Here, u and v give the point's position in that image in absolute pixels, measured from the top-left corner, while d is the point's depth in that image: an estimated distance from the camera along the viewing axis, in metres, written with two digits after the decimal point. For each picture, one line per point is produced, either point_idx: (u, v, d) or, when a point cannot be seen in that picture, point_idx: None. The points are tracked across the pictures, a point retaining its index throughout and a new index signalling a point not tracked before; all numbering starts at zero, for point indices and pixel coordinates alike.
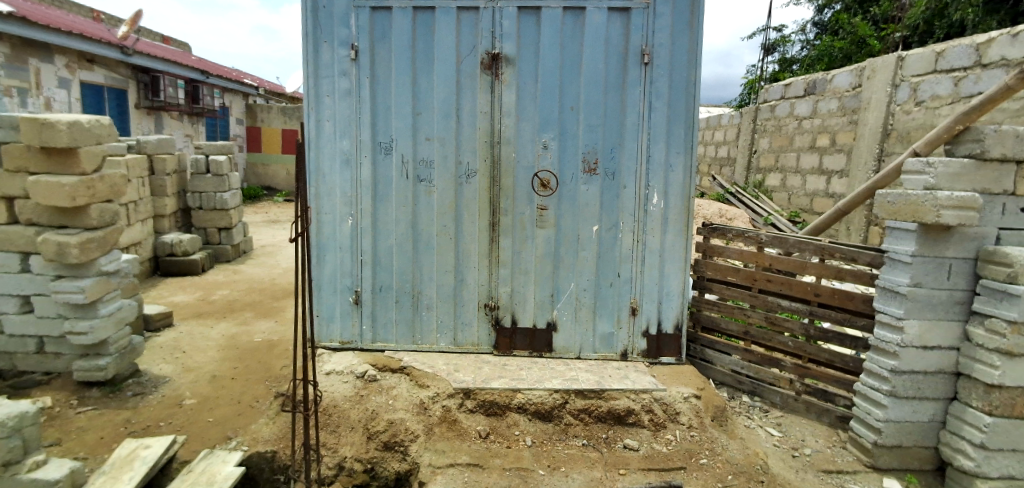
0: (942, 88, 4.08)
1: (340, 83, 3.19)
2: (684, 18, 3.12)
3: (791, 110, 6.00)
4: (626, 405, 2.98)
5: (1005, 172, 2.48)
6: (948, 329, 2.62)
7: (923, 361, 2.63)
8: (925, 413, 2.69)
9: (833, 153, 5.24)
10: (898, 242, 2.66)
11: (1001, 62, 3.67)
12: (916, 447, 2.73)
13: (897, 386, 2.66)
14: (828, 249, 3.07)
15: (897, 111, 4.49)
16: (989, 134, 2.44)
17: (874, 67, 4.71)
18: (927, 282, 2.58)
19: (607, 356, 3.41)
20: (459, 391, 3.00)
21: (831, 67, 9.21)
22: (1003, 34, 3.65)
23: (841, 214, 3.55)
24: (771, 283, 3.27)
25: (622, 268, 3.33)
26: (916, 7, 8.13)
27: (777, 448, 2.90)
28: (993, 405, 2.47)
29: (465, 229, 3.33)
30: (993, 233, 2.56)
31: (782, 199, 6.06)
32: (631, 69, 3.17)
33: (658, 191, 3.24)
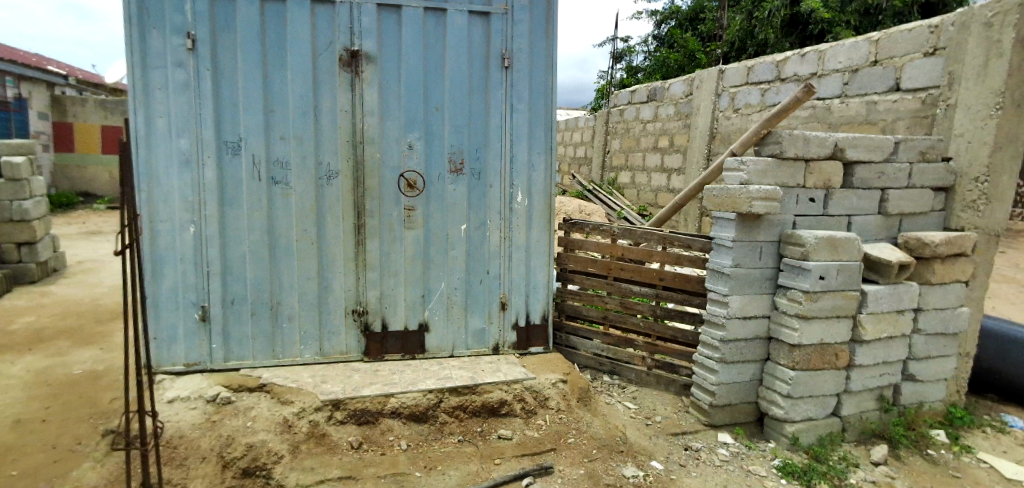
0: (752, 98, 4.77)
1: (176, 74, 2.85)
2: (541, 25, 3.31)
3: (636, 114, 6.62)
4: (499, 397, 3.07)
5: (797, 169, 2.99)
6: (762, 302, 3.09)
7: (744, 329, 3.08)
8: (747, 373, 3.16)
9: (672, 153, 5.88)
10: (722, 230, 3.07)
11: (794, 77, 4.37)
12: (741, 403, 3.20)
13: (726, 353, 3.08)
14: (669, 238, 3.44)
15: (720, 116, 5.17)
16: (785, 137, 2.90)
17: (701, 78, 5.38)
18: (745, 263, 3.02)
19: (480, 352, 3.48)
20: (327, 403, 2.85)
21: (668, 76, 10.29)
22: (794, 54, 4.36)
23: (679, 208, 3.99)
24: (624, 271, 3.59)
25: (491, 264, 3.42)
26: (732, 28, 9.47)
27: (634, 419, 3.22)
28: (796, 361, 2.98)
29: (329, 232, 3.17)
30: (792, 220, 3.06)
31: (632, 194, 6.66)
32: (493, 71, 3.27)
33: (522, 189, 3.39)
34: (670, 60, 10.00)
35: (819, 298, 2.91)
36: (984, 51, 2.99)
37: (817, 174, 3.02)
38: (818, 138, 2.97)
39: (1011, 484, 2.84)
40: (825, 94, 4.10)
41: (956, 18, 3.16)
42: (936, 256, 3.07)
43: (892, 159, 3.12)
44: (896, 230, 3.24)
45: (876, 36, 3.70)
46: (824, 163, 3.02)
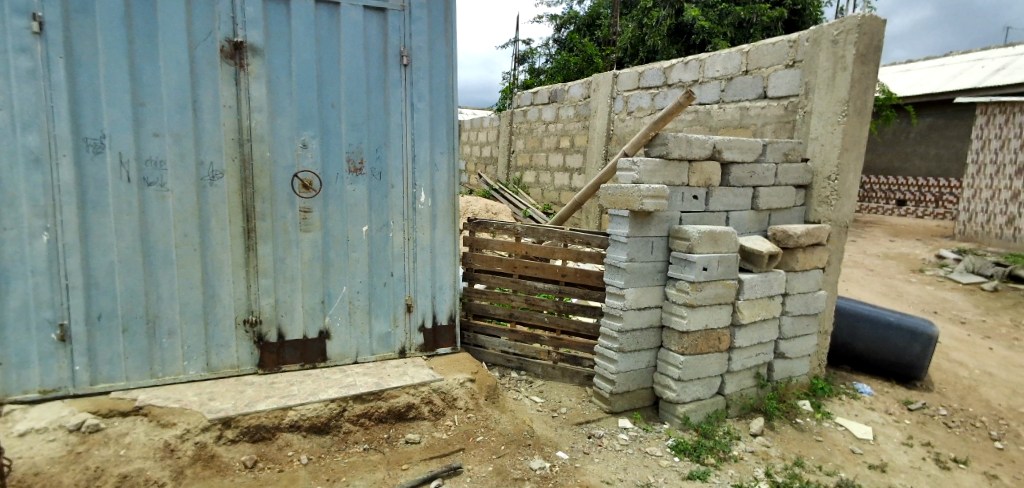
0: (643, 102, 5.06)
1: (18, 61, 2.48)
2: (439, 24, 3.30)
3: (539, 115, 6.80)
4: (406, 401, 3.02)
5: (682, 168, 3.22)
6: (654, 293, 3.31)
7: (639, 319, 3.28)
8: (643, 361, 3.37)
9: (573, 153, 6.10)
10: (617, 227, 3.24)
11: (679, 83, 4.67)
12: (638, 389, 3.40)
13: (624, 343, 3.26)
14: (570, 235, 3.58)
15: (615, 119, 5.45)
16: (670, 139, 3.12)
17: (597, 82, 5.64)
18: (638, 257, 3.21)
19: (385, 356, 3.40)
20: (216, 422, 2.63)
21: (568, 78, 10.67)
22: (678, 62, 4.67)
23: (578, 206, 4.15)
24: (528, 269, 3.67)
25: (395, 266, 3.35)
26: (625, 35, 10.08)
27: (540, 412, 3.31)
28: (685, 346, 3.22)
29: (214, 237, 2.93)
30: (678, 216, 3.30)
31: (537, 193, 6.83)
32: (391, 69, 3.20)
33: (425, 189, 3.36)
34: (571, 64, 10.24)
35: (703, 287, 3.18)
36: (832, 66, 3.40)
37: (698, 173, 3.28)
38: (699, 140, 3.22)
39: (861, 442, 3.29)
40: (705, 99, 4.43)
41: (810, 34, 3.55)
42: (799, 246, 3.46)
43: (761, 160, 3.46)
44: (766, 223, 3.60)
45: (746, 48, 4.03)
46: (704, 164, 3.29)
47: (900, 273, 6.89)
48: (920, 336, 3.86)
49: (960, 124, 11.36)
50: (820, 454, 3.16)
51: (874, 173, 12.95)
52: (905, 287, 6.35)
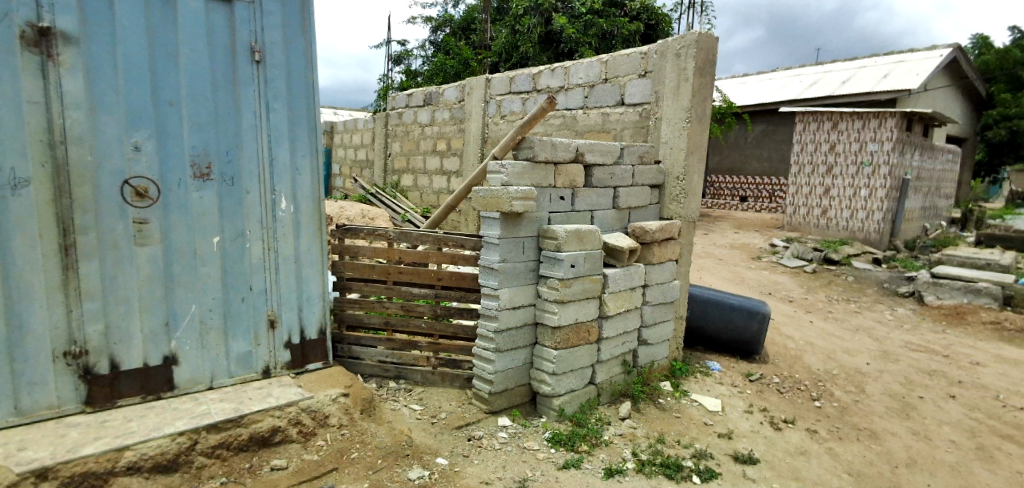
0: (515, 106, 5.20)
1: None
2: (296, 19, 3.11)
3: (414, 117, 6.70)
4: (270, 425, 2.80)
5: (548, 171, 3.34)
6: (527, 292, 3.40)
7: (514, 318, 3.36)
8: (519, 359, 3.45)
9: (450, 156, 6.11)
10: (489, 229, 3.28)
11: (547, 89, 4.86)
12: (516, 387, 3.48)
13: (500, 343, 3.31)
14: (444, 239, 3.56)
15: (489, 122, 5.53)
16: (536, 143, 3.22)
17: (471, 86, 5.69)
18: (510, 257, 3.28)
19: (246, 378, 3.12)
20: (30, 474, 2.18)
21: (446, 80, 10.65)
22: (545, 69, 4.85)
23: (451, 209, 4.15)
24: (402, 274, 3.60)
25: (254, 279, 3.08)
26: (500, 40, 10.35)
27: (419, 420, 3.27)
28: (557, 341, 3.36)
29: (19, 256, 2.44)
30: (546, 217, 3.43)
31: (415, 197, 6.73)
32: (241, 64, 2.94)
33: (286, 195, 3.15)
34: (447, 67, 10.23)
35: (572, 284, 3.33)
36: (676, 77, 3.75)
37: (564, 175, 3.43)
38: (563, 144, 3.37)
39: (712, 414, 3.67)
40: (570, 105, 4.65)
41: (658, 48, 3.88)
42: (654, 241, 3.78)
43: (620, 162, 3.72)
44: (626, 221, 3.88)
45: (605, 58, 4.30)
46: (569, 166, 3.45)
47: (743, 261, 7.84)
48: (757, 314, 4.41)
49: (785, 130, 13.10)
50: (679, 429, 3.47)
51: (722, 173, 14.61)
52: (746, 272, 7.24)
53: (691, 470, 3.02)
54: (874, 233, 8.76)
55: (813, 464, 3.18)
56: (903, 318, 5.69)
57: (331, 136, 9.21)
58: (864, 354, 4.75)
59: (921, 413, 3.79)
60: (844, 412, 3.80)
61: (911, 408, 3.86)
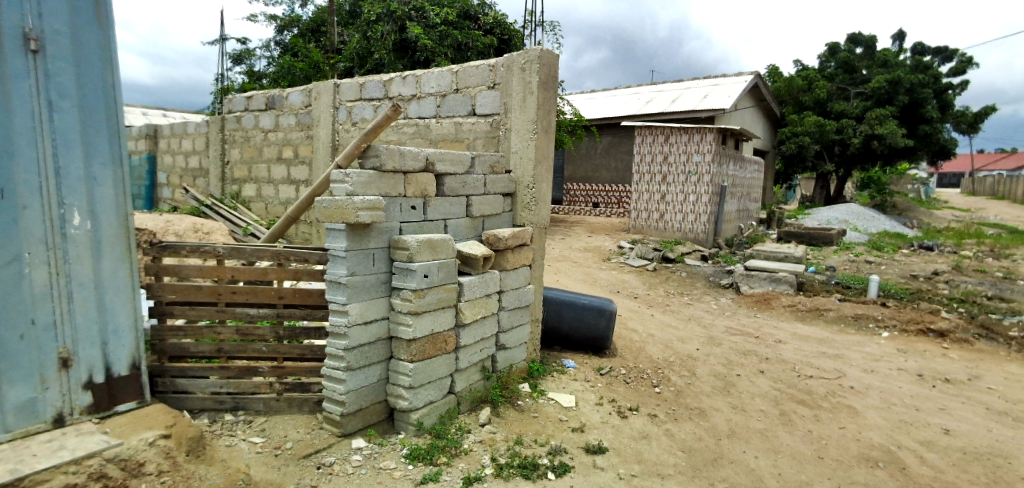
0: (367, 113, 5.01)
1: None
2: (87, 7, 2.68)
3: (255, 122, 6.17)
4: (63, 483, 2.28)
5: (397, 180, 3.25)
6: (379, 305, 3.27)
7: (365, 334, 3.20)
8: (374, 375, 3.31)
9: (297, 164, 5.73)
10: (334, 241, 3.08)
11: (399, 97, 4.76)
12: (371, 405, 3.34)
13: (351, 360, 3.14)
14: (284, 253, 3.31)
15: (340, 129, 5.27)
16: (382, 151, 3.11)
17: (318, 90, 5.38)
18: (360, 271, 3.13)
19: (29, 432, 2.52)
20: None
21: (294, 84, 10.21)
22: (397, 76, 4.73)
23: (293, 221, 3.87)
24: (237, 295, 3.31)
25: (38, 311, 2.53)
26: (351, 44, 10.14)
27: (260, 454, 2.98)
28: (413, 354, 3.28)
29: None
30: (397, 226, 3.33)
31: (260, 208, 6.21)
32: (10, 53, 2.41)
33: (80, 209, 2.65)
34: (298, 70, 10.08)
35: (426, 294, 3.28)
36: (522, 90, 3.91)
37: (414, 184, 3.37)
38: (411, 152, 3.31)
39: (566, 410, 3.86)
40: (423, 114, 4.61)
41: (504, 61, 4.00)
42: (507, 248, 3.88)
43: (471, 171, 3.77)
44: (480, 229, 3.94)
45: (455, 68, 4.33)
46: (419, 175, 3.40)
47: (595, 263, 8.43)
48: (605, 312, 4.73)
49: (625, 142, 14.55)
50: (536, 428, 3.59)
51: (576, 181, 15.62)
52: (598, 273, 7.80)
53: (547, 467, 3.13)
54: (701, 233, 9.99)
55: (653, 446, 3.48)
56: (724, 306, 6.54)
57: (154, 141, 8.11)
58: (694, 340, 5.36)
59: (738, 389, 4.37)
60: (679, 394, 4.24)
61: (731, 385, 4.43)
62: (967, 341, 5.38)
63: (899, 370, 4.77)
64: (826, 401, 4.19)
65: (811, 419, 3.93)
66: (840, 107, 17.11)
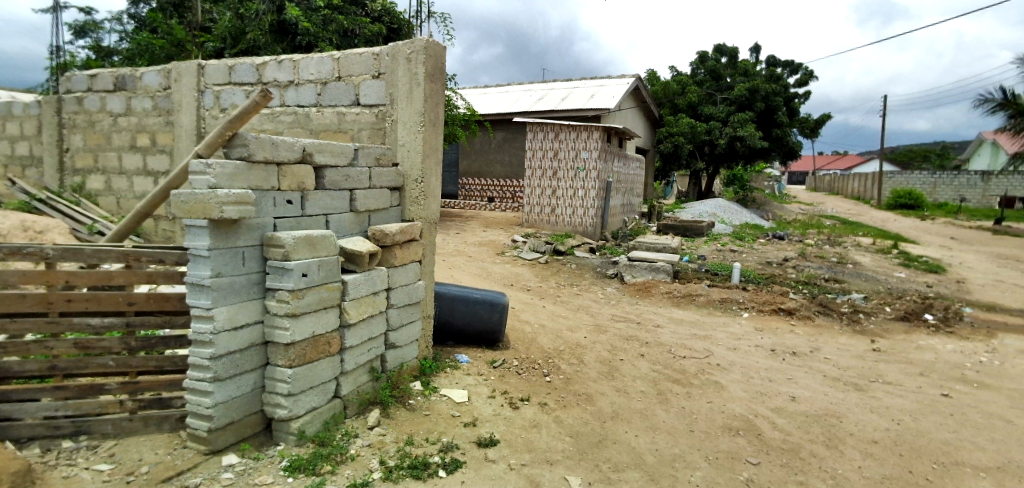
0: (238, 99, 4.58)
1: None
2: None
3: (101, 105, 5.42)
4: None
5: (269, 172, 3.00)
6: (251, 308, 3.00)
7: (235, 340, 2.92)
8: (246, 384, 3.04)
9: (155, 153, 5.16)
10: (195, 238, 2.76)
11: (275, 82, 4.41)
12: (244, 416, 3.07)
13: (219, 369, 2.85)
14: (133, 254, 2.94)
15: (206, 115, 4.79)
16: (251, 140, 2.85)
17: (179, 71, 4.84)
18: (227, 271, 2.84)
19: None
20: None
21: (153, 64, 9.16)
22: (271, 60, 4.38)
23: (145, 216, 3.44)
24: (73, 303, 2.86)
25: None
26: (222, 23, 9.40)
27: (108, 483, 2.62)
28: (292, 359, 3.05)
29: None
30: (270, 222, 3.07)
31: (110, 203, 5.52)
32: None
33: None
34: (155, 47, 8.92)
35: (305, 294, 3.06)
36: (408, 80, 3.80)
37: (290, 177, 3.14)
38: (286, 142, 3.07)
39: (459, 405, 3.85)
40: (302, 102, 4.32)
41: (388, 50, 3.86)
42: (395, 244, 3.77)
43: (355, 164, 3.60)
44: (366, 224, 3.78)
45: (336, 55, 4.09)
46: (295, 167, 3.17)
47: (489, 257, 8.52)
48: (496, 305, 4.78)
49: (519, 138, 14.84)
50: (428, 426, 3.53)
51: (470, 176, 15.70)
52: (491, 267, 7.89)
53: (438, 465, 3.09)
54: (589, 226, 10.49)
55: (543, 434, 3.58)
56: (609, 295, 6.93)
57: None
58: (582, 329, 5.61)
59: (621, 372, 4.64)
60: (568, 381, 4.40)
61: (615, 369, 4.69)
62: (808, 318, 6.19)
63: (756, 347, 5.36)
64: (696, 379, 4.59)
65: (684, 396, 4.28)
66: (709, 111, 18.90)
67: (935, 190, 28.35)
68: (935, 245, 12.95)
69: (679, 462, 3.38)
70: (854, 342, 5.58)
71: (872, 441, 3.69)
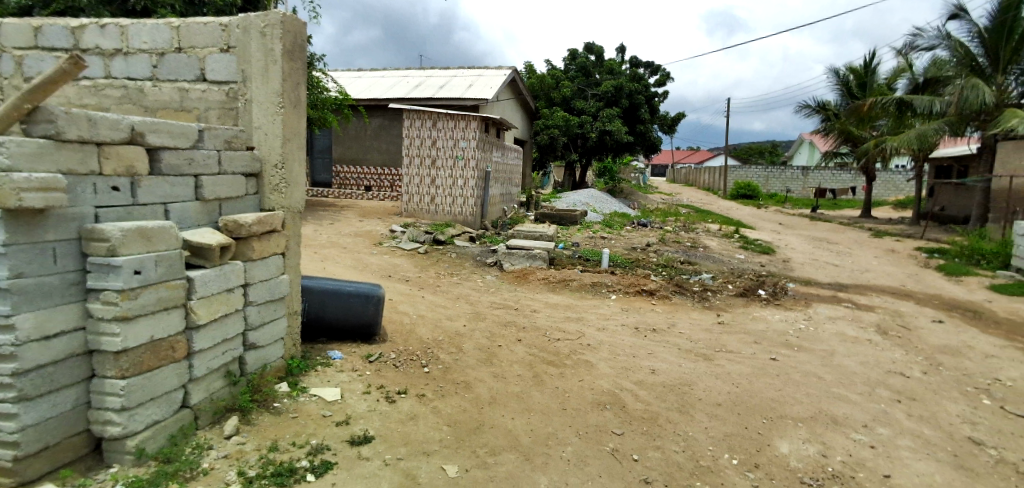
0: (46, 66, 3.85)
1: None
2: None
3: None
4: None
5: (87, 153, 2.57)
6: (67, 313, 2.55)
7: (47, 351, 2.48)
8: (65, 401, 2.60)
9: None
10: None
11: (97, 50, 3.79)
12: (65, 439, 2.64)
13: (24, 387, 2.40)
14: None
15: (6, 85, 3.98)
16: (60, 115, 2.40)
17: None
18: (31, 270, 2.39)
19: None
20: None
21: None
22: (91, 23, 3.74)
23: None
24: None
25: None
26: None
27: None
28: (124, 369, 2.66)
29: None
30: (91, 212, 2.63)
31: None
32: None
33: None
34: None
35: (140, 295, 2.68)
36: (263, 57, 3.48)
37: (114, 159, 2.71)
38: (108, 119, 2.64)
39: (330, 404, 3.66)
40: (134, 74, 3.76)
41: (238, 22, 3.49)
42: (252, 235, 3.45)
43: (199, 146, 3.22)
44: (216, 214, 3.41)
45: (175, 22, 3.61)
46: (122, 149, 2.75)
47: (366, 248, 8.20)
48: (372, 298, 4.60)
49: (397, 125, 14.46)
50: (295, 430, 3.31)
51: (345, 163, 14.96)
52: (368, 258, 7.61)
53: (306, 469, 2.90)
54: (469, 216, 10.55)
55: (420, 426, 3.54)
56: (489, 283, 7.04)
57: None
58: (461, 317, 5.64)
59: (499, 358, 4.74)
60: (447, 371, 4.39)
61: (493, 356, 4.78)
62: (666, 298, 6.83)
63: (622, 326, 5.80)
64: (569, 359, 4.84)
65: (558, 376, 4.49)
66: (581, 105, 19.94)
67: (768, 183, 32.65)
68: (767, 230, 14.99)
69: (553, 439, 3.54)
70: (703, 317, 6.27)
71: (716, 404, 4.18)
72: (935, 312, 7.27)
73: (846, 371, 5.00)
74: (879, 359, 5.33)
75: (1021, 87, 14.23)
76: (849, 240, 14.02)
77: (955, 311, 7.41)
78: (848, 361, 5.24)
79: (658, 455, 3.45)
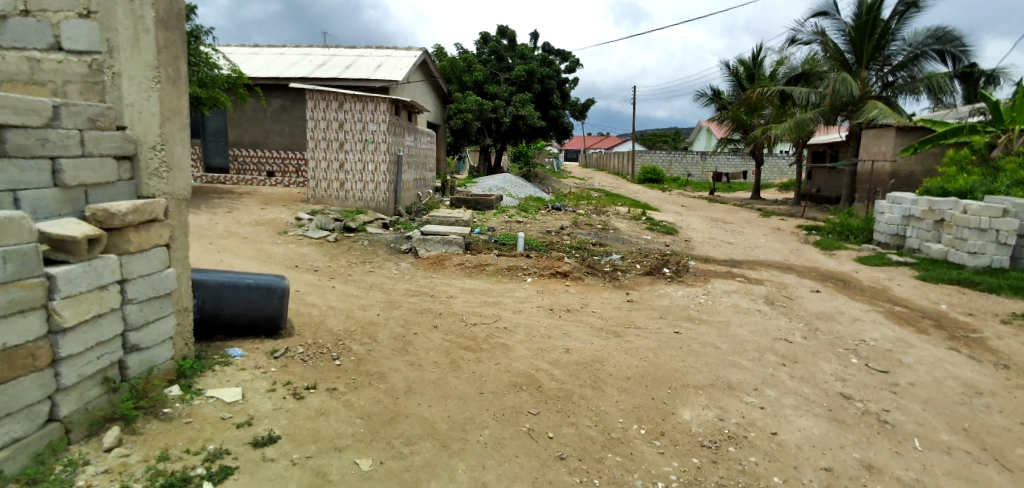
0: None
1: None
2: None
3: None
4: None
5: None
6: None
7: None
8: None
9: None
10: None
11: None
12: None
13: None
14: None
15: None
16: None
17: None
18: None
19: None
20: None
21: None
22: None
23: None
24: None
25: None
26: None
27: None
28: None
29: None
30: None
31: None
32: None
33: None
34: None
35: None
36: (130, 24, 3.18)
37: None
38: None
39: (230, 406, 3.41)
40: None
41: None
42: (127, 225, 3.10)
43: (55, 124, 2.81)
44: (81, 202, 3.02)
45: None
46: None
47: (269, 237, 7.68)
48: (275, 290, 4.33)
49: (300, 106, 13.65)
50: (189, 436, 3.05)
51: (242, 146, 13.88)
52: (272, 248, 7.16)
53: (202, 477, 2.69)
54: (382, 202, 10.22)
55: (331, 421, 3.40)
56: (404, 271, 6.89)
57: None
58: (374, 306, 5.48)
59: (415, 346, 4.65)
60: (360, 362, 4.25)
61: (408, 344, 4.68)
62: (579, 279, 7.06)
63: (537, 307, 5.92)
64: (485, 344, 4.86)
65: (475, 361, 4.49)
66: (494, 89, 19.93)
67: (671, 168, 34.59)
68: (671, 212, 15.93)
69: (470, 424, 3.55)
70: (614, 296, 6.55)
71: (626, 378, 4.39)
72: (813, 283, 8.13)
73: (739, 340, 5.46)
74: (765, 327, 5.89)
75: (881, 81, 16.13)
76: (742, 220, 15.27)
77: (829, 281, 8.33)
78: (741, 330, 5.72)
79: (572, 431, 3.57)
